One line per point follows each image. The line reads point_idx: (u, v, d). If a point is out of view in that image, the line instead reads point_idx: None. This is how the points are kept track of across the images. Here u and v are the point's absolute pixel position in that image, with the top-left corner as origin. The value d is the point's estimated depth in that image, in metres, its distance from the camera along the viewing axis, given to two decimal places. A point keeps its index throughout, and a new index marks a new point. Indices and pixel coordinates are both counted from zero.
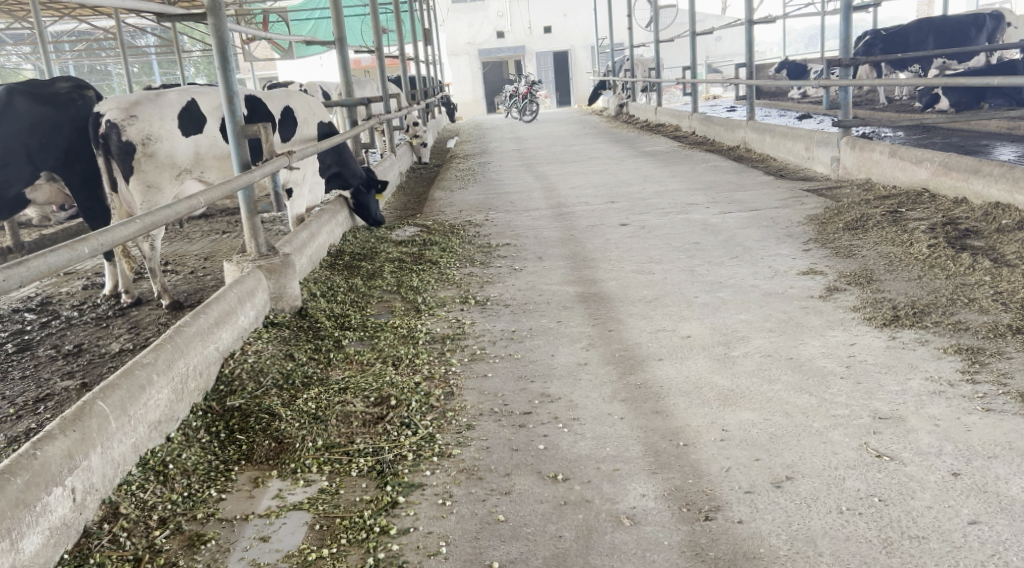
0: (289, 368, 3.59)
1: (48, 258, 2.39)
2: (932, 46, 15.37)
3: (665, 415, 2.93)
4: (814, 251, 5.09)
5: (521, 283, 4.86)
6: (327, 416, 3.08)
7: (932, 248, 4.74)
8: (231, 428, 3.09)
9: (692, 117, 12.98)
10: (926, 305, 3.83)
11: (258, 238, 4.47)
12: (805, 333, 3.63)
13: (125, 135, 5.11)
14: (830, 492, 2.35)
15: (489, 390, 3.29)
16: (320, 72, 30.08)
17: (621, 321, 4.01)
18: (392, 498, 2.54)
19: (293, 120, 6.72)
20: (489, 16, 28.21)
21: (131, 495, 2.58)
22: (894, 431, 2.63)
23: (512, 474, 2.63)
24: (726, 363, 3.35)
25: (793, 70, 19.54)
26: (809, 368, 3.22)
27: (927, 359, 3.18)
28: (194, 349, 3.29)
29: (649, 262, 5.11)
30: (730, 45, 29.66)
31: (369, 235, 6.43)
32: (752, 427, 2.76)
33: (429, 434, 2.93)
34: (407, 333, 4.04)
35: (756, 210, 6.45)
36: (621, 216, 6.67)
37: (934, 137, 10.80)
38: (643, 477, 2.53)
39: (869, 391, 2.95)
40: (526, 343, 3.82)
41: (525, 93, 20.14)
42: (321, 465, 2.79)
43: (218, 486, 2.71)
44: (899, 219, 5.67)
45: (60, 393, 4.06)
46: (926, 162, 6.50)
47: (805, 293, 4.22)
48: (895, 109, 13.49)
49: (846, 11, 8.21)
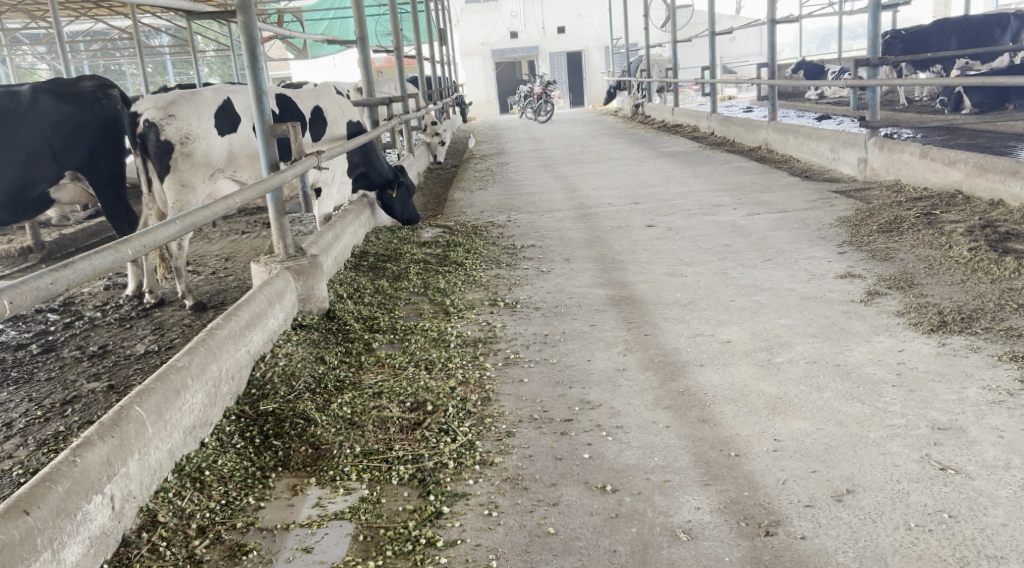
0: (320, 371, 3.53)
1: (93, 260, 2.32)
2: (955, 47, 15.19)
3: (713, 423, 2.83)
4: (849, 254, 4.98)
5: (550, 285, 4.77)
6: (363, 422, 3.01)
7: (973, 251, 4.63)
8: (266, 433, 3.01)
9: (711, 117, 12.85)
10: (974, 311, 3.73)
11: (286, 240, 4.43)
12: (850, 339, 3.53)
13: (163, 135, 5.10)
14: (895, 507, 2.26)
15: (526, 396, 3.21)
16: (333, 73, 30.15)
17: (658, 325, 3.92)
18: (436, 508, 2.46)
19: (323, 120, 6.68)
20: (503, 16, 28.11)
21: (168, 503, 2.51)
22: (956, 442, 2.55)
23: (559, 484, 2.54)
24: (772, 369, 3.26)
25: (811, 70, 19.37)
26: (858, 375, 3.13)
27: (982, 367, 3.09)
28: (227, 351, 3.23)
29: (682, 264, 5.02)
30: (745, 46, 29.48)
31: (392, 236, 6.35)
32: (806, 437, 2.67)
33: (468, 441, 2.85)
34: (437, 336, 3.96)
35: (784, 212, 6.34)
36: (647, 217, 6.57)
37: (958, 138, 10.66)
38: (697, 488, 2.45)
39: (923, 400, 2.86)
40: (560, 347, 3.74)
41: (541, 94, 20.03)
42: (360, 472, 2.70)
43: (257, 494, 2.63)
44: (935, 221, 5.55)
45: (87, 395, 4.01)
46: (959, 163, 6.39)
47: (846, 297, 4.12)
48: (918, 111, 13.32)
49: (875, 10, 8.09)
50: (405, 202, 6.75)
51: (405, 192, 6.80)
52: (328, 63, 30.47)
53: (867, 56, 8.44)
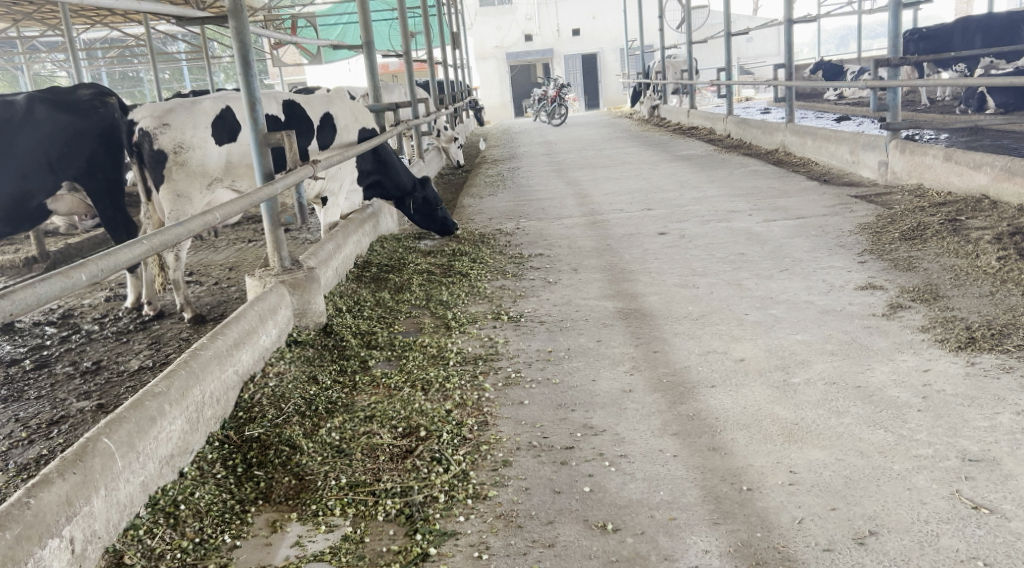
0: (312, 393, 3.35)
1: (38, 288, 2.15)
2: (979, 46, 14.81)
3: (725, 452, 2.64)
4: (870, 263, 4.76)
5: (556, 298, 4.57)
6: (351, 450, 2.84)
7: (1001, 260, 4.41)
8: (250, 462, 2.85)
9: (727, 119, 12.61)
10: (1004, 326, 3.51)
11: (281, 252, 4.25)
12: (872, 357, 3.32)
13: (157, 144, 4.99)
14: (923, 553, 2.09)
15: (526, 420, 3.01)
16: (350, 78, 30.27)
17: (667, 341, 3.71)
18: (422, 549, 2.30)
19: (332, 127, 6.53)
20: (518, 20, 27.94)
21: (138, 542, 2.39)
22: (989, 477, 2.36)
23: (557, 522, 2.36)
24: (789, 391, 3.05)
25: (830, 70, 19.05)
26: (880, 398, 2.92)
27: (1015, 390, 2.88)
28: (211, 374, 3.06)
29: (694, 275, 4.81)
30: (762, 46, 29.19)
31: (397, 245, 6.17)
32: (824, 469, 2.47)
33: (462, 471, 2.66)
34: (437, 353, 3.77)
35: (803, 218, 6.12)
36: (660, 224, 6.36)
37: (983, 139, 10.37)
38: (704, 528, 2.26)
39: (952, 427, 2.66)
40: (564, 365, 3.53)
41: (555, 97, 19.82)
42: (345, 507, 2.53)
43: (233, 531, 2.48)
44: (960, 228, 5.33)
45: (75, 415, 3.86)
46: (985, 167, 6.15)
47: (867, 310, 3.91)
48: (940, 111, 13.03)
49: (895, 8, 7.83)
50: (428, 214, 6.60)
51: (423, 205, 6.68)
52: (343, 69, 30.51)
53: (887, 56, 8.18)
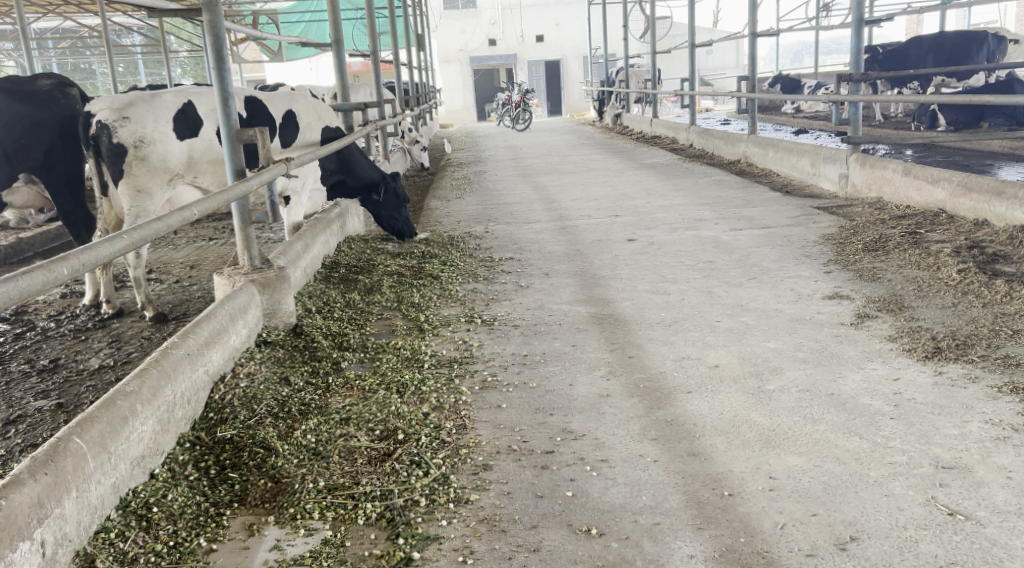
0: (284, 394, 3.29)
1: (21, 282, 2.10)
2: (931, 65, 15.14)
3: (705, 458, 2.65)
4: (836, 273, 4.84)
5: (528, 302, 4.57)
6: (328, 452, 2.80)
7: (962, 273, 4.51)
8: (223, 464, 2.79)
9: (689, 129, 12.74)
10: (968, 337, 3.59)
11: (251, 251, 4.19)
12: (842, 365, 3.37)
13: (116, 137, 4.86)
14: (903, 558, 2.13)
15: (505, 424, 3.00)
16: (311, 76, 29.93)
17: (642, 347, 3.73)
18: (406, 553, 2.28)
19: (296, 124, 6.46)
20: (482, 24, 27.92)
21: (110, 545, 2.33)
22: (962, 484, 2.41)
23: (540, 527, 2.36)
24: (763, 398, 3.09)
25: (787, 84, 19.41)
26: (853, 406, 2.97)
27: (983, 399, 2.95)
28: (183, 374, 3.00)
29: (665, 281, 4.85)
30: (720, 59, 29.64)
31: (364, 246, 6.12)
32: (803, 475, 2.51)
33: (442, 475, 2.64)
34: (411, 356, 3.73)
35: (767, 228, 6.21)
36: (627, 230, 6.40)
37: (937, 155, 10.63)
38: (688, 533, 2.28)
39: (924, 435, 2.71)
40: (540, 370, 3.53)
41: (518, 102, 19.83)
42: (323, 510, 2.50)
43: (208, 534, 2.44)
44: (920, 240, 5.45)
45: (33, 415, 3.75)
46: (942, 182, 6.31)
47: (834, 319, 3.98)
48: (895, 127, 13.33)
49: (857, 24, 7.99)
50: (393, 209, 6.62)
51: (392, 198, 6.72)
52: (305, 68, 30.17)
53: (849, 72, 8.32)
